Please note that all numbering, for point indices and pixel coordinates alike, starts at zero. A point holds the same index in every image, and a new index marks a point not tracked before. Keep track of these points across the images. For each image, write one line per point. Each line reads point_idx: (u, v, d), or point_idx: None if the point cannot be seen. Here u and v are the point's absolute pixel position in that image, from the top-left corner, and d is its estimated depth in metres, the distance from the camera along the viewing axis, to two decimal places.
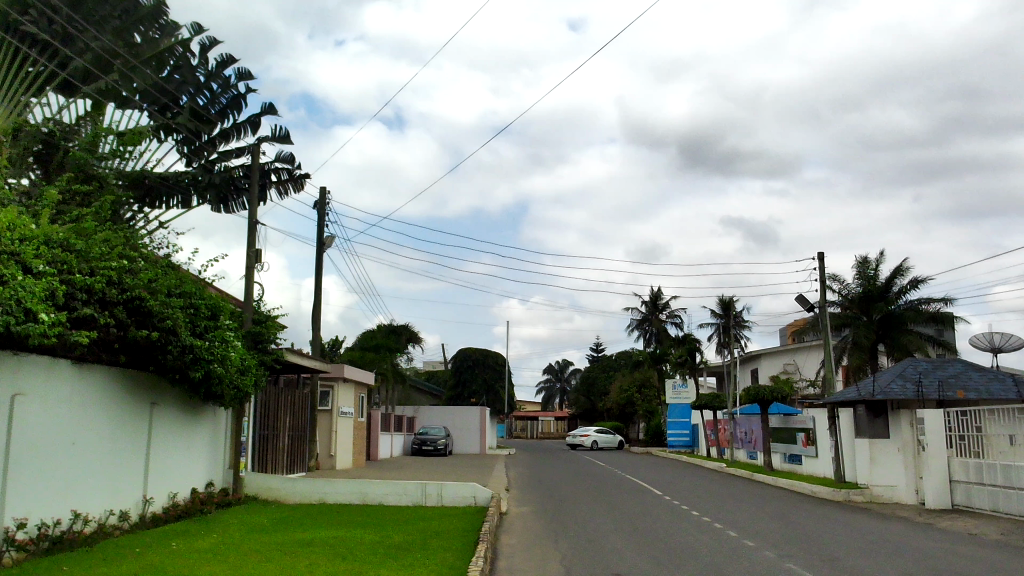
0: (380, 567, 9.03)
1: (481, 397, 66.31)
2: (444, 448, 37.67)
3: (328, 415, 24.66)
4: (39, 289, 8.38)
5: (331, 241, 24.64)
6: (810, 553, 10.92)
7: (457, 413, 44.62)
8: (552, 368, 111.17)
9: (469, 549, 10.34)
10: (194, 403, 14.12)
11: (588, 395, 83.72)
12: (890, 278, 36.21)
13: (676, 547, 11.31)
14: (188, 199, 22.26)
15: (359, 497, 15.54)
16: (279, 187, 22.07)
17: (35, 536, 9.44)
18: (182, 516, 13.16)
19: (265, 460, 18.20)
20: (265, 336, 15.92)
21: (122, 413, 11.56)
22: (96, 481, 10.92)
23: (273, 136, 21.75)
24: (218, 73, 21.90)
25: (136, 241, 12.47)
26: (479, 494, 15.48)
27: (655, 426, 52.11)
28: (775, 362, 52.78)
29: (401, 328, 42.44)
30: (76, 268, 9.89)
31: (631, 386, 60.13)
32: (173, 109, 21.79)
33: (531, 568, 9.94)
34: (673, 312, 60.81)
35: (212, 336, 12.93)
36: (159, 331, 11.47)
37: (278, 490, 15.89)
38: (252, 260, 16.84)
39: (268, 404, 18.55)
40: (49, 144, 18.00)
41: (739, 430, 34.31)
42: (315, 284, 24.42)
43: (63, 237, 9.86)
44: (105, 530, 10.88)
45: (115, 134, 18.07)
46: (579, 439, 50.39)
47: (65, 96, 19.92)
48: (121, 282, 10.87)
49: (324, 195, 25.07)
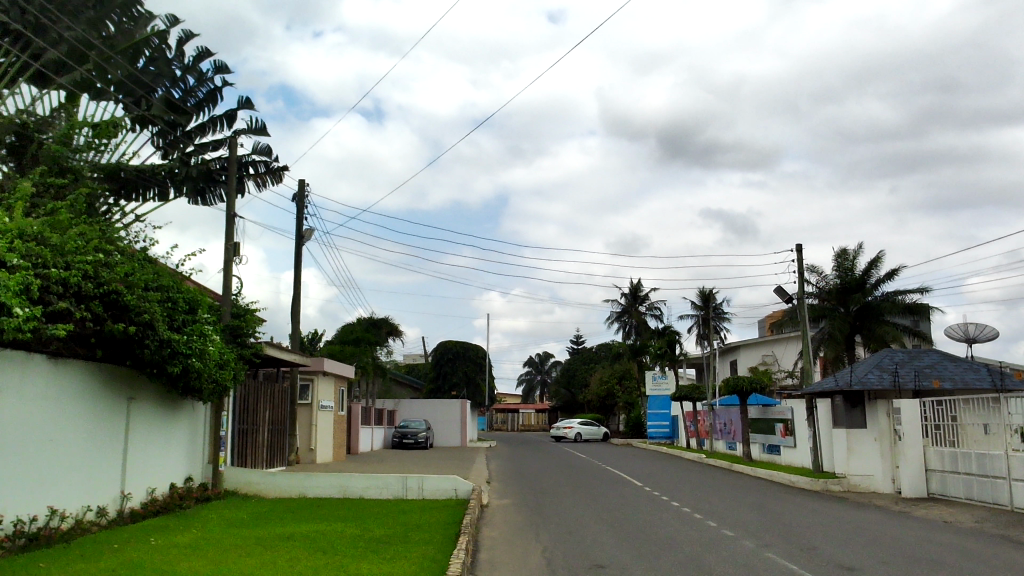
0: (360, 561, 9.03)
1: (462, 390, 66.31)
2: (425, 441, 37.62)
3: (308, 409, 24.55)
4: (14, 283, 8.26)
5: (310, 233, 24.50)
6: (789, 542, 11.00)
7: (437, 407, 44.57)
8: (532, 360, 111.54)
9: (451, 541, 10.37)
10: (172, 398, 14.02)
11: (568, 387, 83.93)
12: (867, 270, 36.53)
13: (656, 537, 11.38)
14: (165, 192, 22.08)
15: (340, 491, 15.51)
16: (257, 179, 21.88)
17: (11, 533, 9.36)
18: (161, 511, 13.08)
19: (245, 455, 18.10)
20: (244, 330, 15.80)
21: (99, 408, 11.46)
22: (73, 478, 10.83)
23: (250, 128, 21.57)
24: (194, 65, 21.67)
25: (111, 233, 12.32)
26: (460, 487, 15.53)
27: (635, 418, 52.36)
28: (754, 353, 53.17)
29: (381, 321, 42.32)
30: (52, 262, 9.76)
31: (611, 378, 60.37)
32: (148, 101, 21.56)
33: (512, 560, 9.97)
34: (653, 304, 61.05)
35: (189, 330, 12.87)
36: (135, 326, 11.38)
37: (258, 484, 15.81)
38: (229, 253, 16.72)
39: (247, 398, 18.43)
40: (23, 136, 17.75)
41: (719, 421, 34.53)
42: (294, 276, 24.28)
43: (37, 230, 9.74)
44: (82, 526, 10.79)
45: (90, 126, 17.84)
46: (562, 431, 50.49)
47: (38, 87, 19.64)
48: (97, 276, 10.78)
49: (303, 187, 24.89)
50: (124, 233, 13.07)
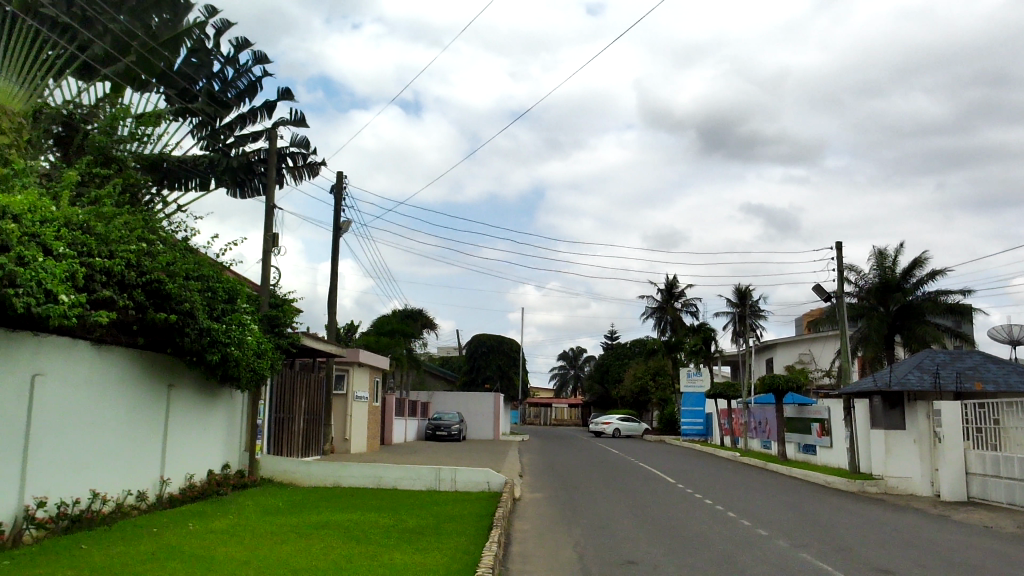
0: (393, 551, 9.09)
1: (496, 382, 66.52)
2: (458, 434, 37.83)
3: (343, 400, 24.70)
4: (59, 271, 8.41)
5: (347, 225, 24.71)
6: (826, 543, 10.87)
7: (471, 399, 44.86)
8: (565, 356, 111.47)
9: (484, 533, 10.42)
10: (211, 386, 14.25)
11: (602, 381, 84.16)
12: (908, 270, 35.96)
13: (689, 534, 11.36)
14: (206, 182, 22.26)
15: (373, 481, 15.61)
16: (294, 172, 22.09)
17: (55, 515, 9.57)
18: (199, 497, 13.30)
19: (281, 442, 18.35)
20: (282, 320, 15.98)
21: (139, 394, 11.66)
22: (114, 462, 11.05)
23: (289, 120, 21.74)
24: (234, 58, 21.90)
25: (154, 222, 12.49)
26: (492, 480, 15.53)
27: (669, 414, 52.21)
28: (790, 352, 52.67)
29: (416, 313, 42.51)
30: (96, 251, 9.96)
31: (645, 373, 60.50)
32: (191, 93, 21.73)
33: (545, 554, 9.97)
34: (689, 300, 60.62)
35: (229, 319, 13.05)
36: (176, 314, 11.56)
37: (293, 473, 16.04)
38: (269, 243, 16.92)
39: (284, 387, 18.68)
40: (70, 127, 18.04)
41: (754, 419, 34.27)
42: (331, 267, 24.52)
43: (83, 219, 9.92)
44: (123, 509, 10.99)
45: (134, 117, 18.07)
46: (600, 428, 50.41)
47: (84, 78, 19.89)
48: (140, 265, 10.97)
49: (340, 179, 25.08)
50: (166, 222, 13.27)
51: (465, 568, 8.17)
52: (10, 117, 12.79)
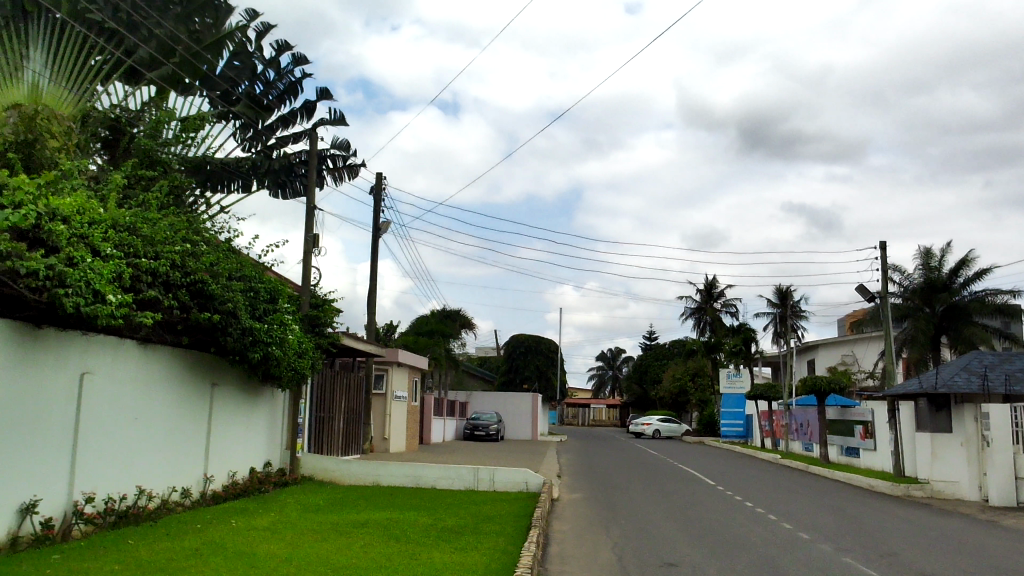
0: (433, 550, 9.13)
1: (533, 383, 66.47)
2: (496, 434, 37.89)
3: (382, 399, 24.88)
4: (106, 272, 8.59)
5: (386, 225, 24.89)
6: (869, 548, 10.69)
7: (509, 399, 44.90)
8: (604, 356, 110.97)
9: (523, 533, 10.42)
10: (253, 385, 14.44)
11: (640, 382, 83.75)
12: (955, 270, 35.24)
13: (729, 537, 11.26)
14: (248, 184, 22.58)
15: (412, 481, 15.69)
16: (334, 173, 22.31)
17: (102, 510, 9.79)
18: (241, 494, 13.50)
19: (321, 441, 18.54)
20: (322, 320, 16.15)
21: (184, 392, 11.87)
22: (159, 459, 11.26)
23: (329, 121, 21.95)
24: (275, 60, 22.18)
25: (198, 223, 12.70)
26: (530, 480, 15.50)
27: (708, 416, 51.76)
28: (833, 353, 51.94)
29: (454, 313, 42.69)
30: (142, 252, 10.15)
31: (684, 375, 60.00)
32: (233, 96, 22.01)
33: (584, 555, 9.94)
34: (729, 301, 60.04)
35: (270, 319, 13.22)
36: (220, 314, 11.75)
37: (333, 471, 16.20)
38: (309, 244, 17.11)
39: (324, 386, 18.87)
40: (116, 130, 18.40)
41: (795, 421, 33.84)
42: (371, 267, 24.73)
43: (129, 221, 10.11)
44: (168, 506, 11.20)
45: (178, 120, 18.39)
46: (640, 428, 50.28)
47: (131, 83, 20.26)
48: (185, 266, 11.16)
49: (379, 180, 25.27)
50: (209, 223, 13.48)
51: (504, 568, 8.20)
52: (59, 121, 13.03)
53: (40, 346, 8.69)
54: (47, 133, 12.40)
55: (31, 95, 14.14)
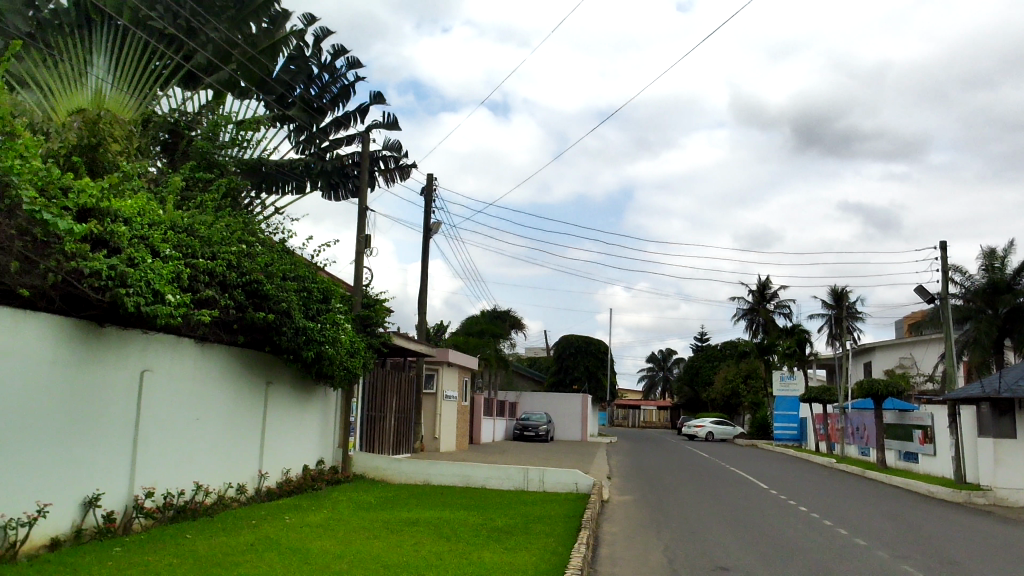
0: (483, 549, 9.16)
1: (583, 384, 66.23)
2: (546, 434, 37.84)
3: (433, 399, 25.04)
4: (166, 272, 8.80)
5: (437, 226, 25.05)
6: (928, 555, 10.44)
7: (559, 400, 44.80)
8: (654, 358, 110.07)
9: (573, 535, 10.38)
10: (307, 383, 14.67)
11: (692, 384, 82.89)
12: (1019, 270, 34.22)
13: (783, 542, 11.08)
14: (302, 186, 22.90)
15: (462, 480, 15.76)
16: (386, 175, 22.52)
17: (162, 505, 10.02)
18: (295, 491, 13.68)
19: (372, 440, 18.72)
20: (374, 320, 16.32)
21: (239, 389, 12.09)
22: (216, 455, 11.48)
23: (381, 124, 22.15)
24: (329, 64, 22.47)
25: (254, 225, 12.92)
26: (580, 481, 15.41)
27: (761, 419, 51.01)
28: (890, 355, 50.85)
29: (504, 313, 42.77)
30: (199, 252, 10.36)
31: (737, 376, 59.29)
32: (288, 99, 22.34)
33: (634, 557, 9.90)
34: (782, 302, 59.13)
35: (324, 318, 13.40)
36: (274, 314, 11.95)
37: (385, 470, 16.36)
38: (361, 244, 17.31)
39: (376, 385, 19.06)
40: (175, 133, 18.81)
41: (850, 425, 33.18)
42: (422, 268, 24.92)
43: (188, 222, 10.33)
44: (224, 501, 11.42)
45: (235, 123, 18.74)
46: (693, 430, 49.81)
47: (189, 87, 20.72)
48: (241, 266, 11.37)
49: (430, 181, 25.43)
50: (265, 225, 13.73)
51: (554, 569, 8.18)
52: (121, 125, 13.35)
53: (103, 344, 8.94)
54: (110, 138, 12.70)
55: (94, 100, 14.52)
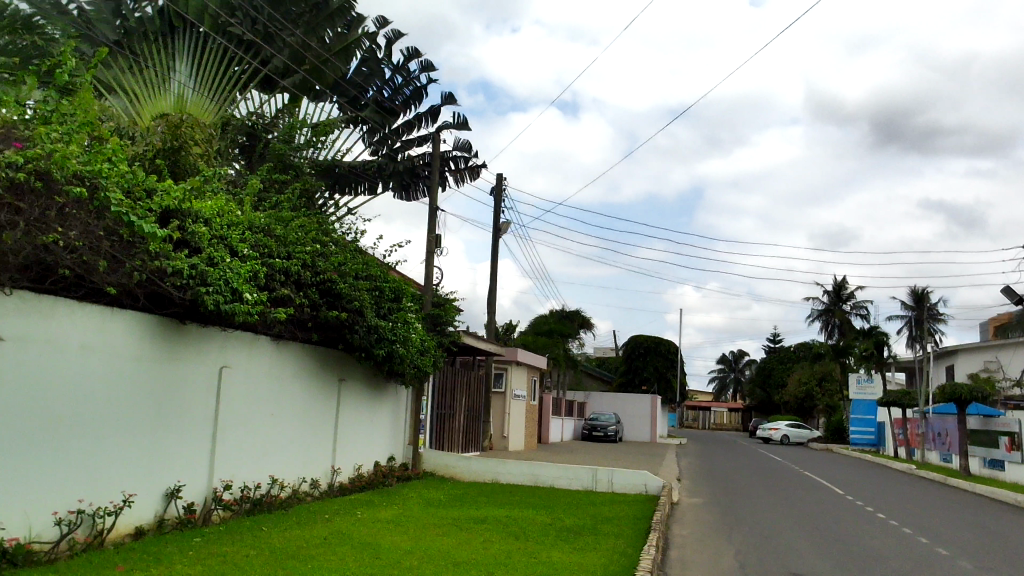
0: (552, 549, 9.17)
1: (653, 385, 65.62)
2: (614, 435, 37.61)
3: (502, 398, 25.15)
4: (244, 271, 9.06)
5: (507, 226, 25.14)
6: (1014, 566, 10.03)
7: (628, 401, 44.50)
8: (725, 359, 108.35)
9: (642, 536, 10.31)
10: (379, 381, 14.90)
11: (764, 387, 81.38)
12: None
13: (860, 549, 10.79)
14: (374, 186, 23.27)
15: (531, 479, 15.79)
16: (457, 175, 22.71)
17: (239, 497, 10.32)
18: (367, 487, 13.90)
19: (442, 438, 18.90)
20: (444, 319, 16.47)
21: (314, 386, 12.36)
22: (291, 450, 11.77)
23: (452, 125, 22.33)
24: (402, 66, 22.77)
25: (328, 225, 13.17)
26: (650, 483, 15.25)
27: (837, 422, 49.73)
28: (975, 359, 49.07)
29: (573, 313, 42.71)
30: (276, 252, 10.63)
31: (811, 379, 57.93)
32: (361, 101, 22.68)
33: (705, 561, 9.77)
34: (860, 303, 57.56)
35: (395, 317, 13.57)
36: (347, 312, 12.17)
37: (454, 467, 16.51)
38: (432, 244, 17.49)
39: (445, 384, 19.23)
40: (253, 136, 19.33)
41: (932, 430, 32.11)
42: (491, 267, 25.06)
43: (265, 222, 10.61)
44: (298, 495, 11.69)
45: (309, 125, 19.15)
46: (767, 432, 48.95)
47: (266, 90, 21.26)
48: (315, 266, 11.60)
49: (500, 181, 25.57)
50: (338, 225, 14.00)
51: (622, 570, 8.13)
52: (202, 128, 13.78)
53: (184, 341, 9.25)
54: (191, 141, 13.10)
55: (177, 105, 15.04)
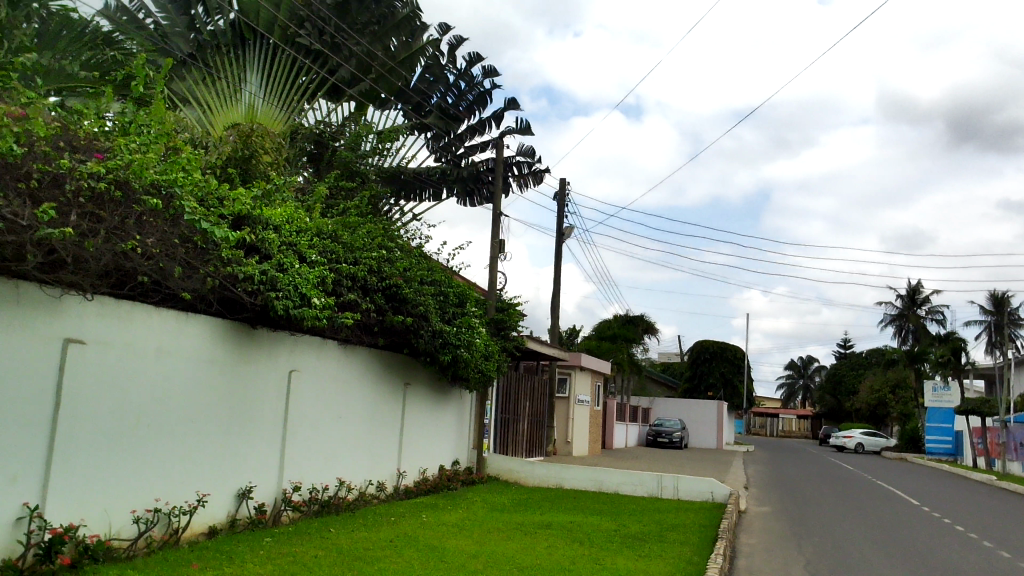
0: (616, 555, 9.11)
1: (719, 391, 64.66)
2: (680, 442, 37.18)
3: (565, 403, 25.11)
4: (312, 276, 9.23)
5: (570, 230, 25.11)
6: None
7: (693, 407, 43.94)
8: (794, 365, 106.12)
9: (709, 544, 10.17)
10: (443, 385, 15.02)
11: (834, 393, 79.45)
12: None
13: (936, 563, 10.45)
14: (438, 192, 23.51)
15: (595, 485, 15.71)
16: (520, 180, 22.77)
17: (308, 498, 10.51)
18: (431, 490, 14.00)
19: (506, 442, 18.96)
20: (508, 324, 16.52)
21: (380, 390, 12.53)
22: (358, 452, 11.95)
23: (515, 130, 22.40)
24: (466, 72, 22.96)
25: (393, 231, 13.34)
26: (716, 491, 15.01)
27: (911, 431, 48.26)
28: None
29: (638, 318, 42.40)
30: (343, 257, 10.81)
31: (884, 386, 56.33)
32: (425, 108, 22.84)
33: (773, 571, 9.58)
34: (935, 308, 55.79)
35: (460, 321, 13.66)
36: (412, 317, 12.30)
37: (518, 472, 16.54)
38: (496, 249, 17.57)
39: (509, 389, 19.28)
40: (321, 144, 19.69)
41: (1012, 440, 30.91)
42: (554, 272, 25.06)
43: (333, 228, 10.81)
44: (365, 498, 11.86)
45: (375, 133, 19.44)
46: (841, 442, 47.70)
47: (333, 99, 21.66)
48: (381, 271, 11.74)
49: (563, 186, 25.55)
50: (403, 231, 14.16)
51: None
52: (272, 137, 14.13)
53: (256, 345, 9.48)
54: (261, 149, 13.44)
55: (248, 115, 15.55)
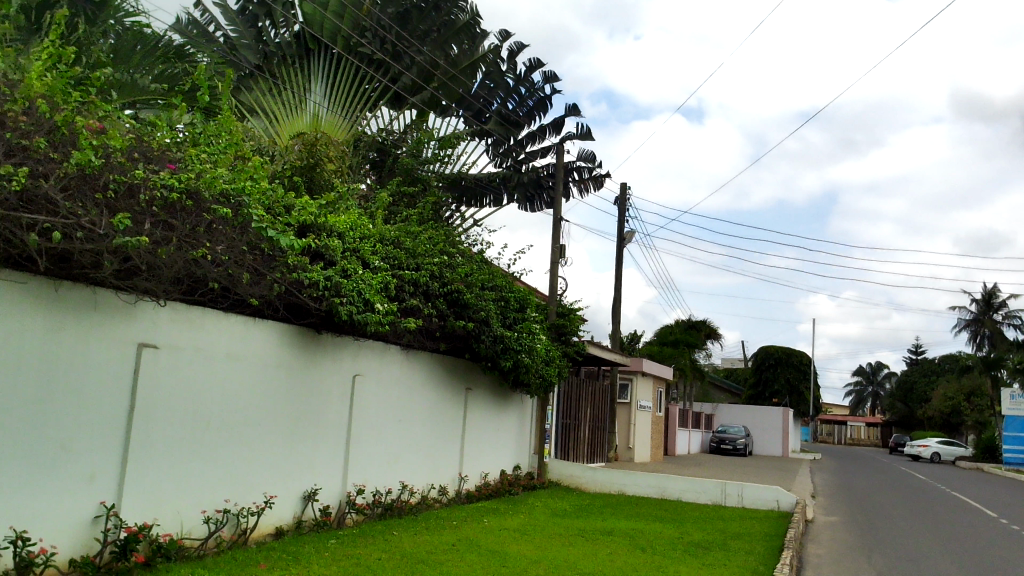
0: (679, 563, 9.00)
1: (784, 397, 63.43)
2: (744, 449, 36.59)
3: (627, 409, 24.96)
4: (375, 282, 9.36)
5: (631, 235, 24.96)
6: None
7: (758, 414, 43.20)
8: (862, 371, 103.50)
9: (774, 554, 9.98)
10: (504, 390, 15.07)
11: (906, 401, 77.21)
12: None
13: None
14: (499, 198, 23.40)
15: (658, 491, 15.56)
16: (581, 185, 22.72)
17: (371, 501, 10.63)
18: (493, 495, 14.03)
19: (567, 448, 18.93)
20: (569, 329, 16.47)
21: (442, 394, 12.63)
22: (420, 457, 12.05)
23: (576, 135, 22.36)
24: (526, 77, 23.00)
25: (455, 236, 13.43)
26: (782, 499, 14.71)
27: (987, 440, 46.62)
28: None
29: (700, 323, 41.87)
30: (405, 263, 10.92)
31: (959, 394, 54.52)
32: (485, 114, 22.91)
33: None
34: (1012, 313, 53.80)
35: (521, 327, 13.68)
36: (473, 322, 12.36)
37: (579, 478, 16.48)
38: (556, 254, 17.56)
39: (570, 394, 19.24)
40: (383, 152, 19.97)
41: None
42: (616, 277, 24.93)
43: (395, 235, 10.94)
44: (428, 501, 11.95)
45: (436, 139, 19.63)
46: (915, 449, 46.47)
47: (396, 107, 21.96)
48: (443, 276, 11.79)
49: (624, 191, 25.37)
50: (464, 236, 14.26)
51: None
52: (335, 146, 14.38)
53: (320, 349, 9.64)
54: (325, 158, 13.68)
55: (312, 123, 15.98)
